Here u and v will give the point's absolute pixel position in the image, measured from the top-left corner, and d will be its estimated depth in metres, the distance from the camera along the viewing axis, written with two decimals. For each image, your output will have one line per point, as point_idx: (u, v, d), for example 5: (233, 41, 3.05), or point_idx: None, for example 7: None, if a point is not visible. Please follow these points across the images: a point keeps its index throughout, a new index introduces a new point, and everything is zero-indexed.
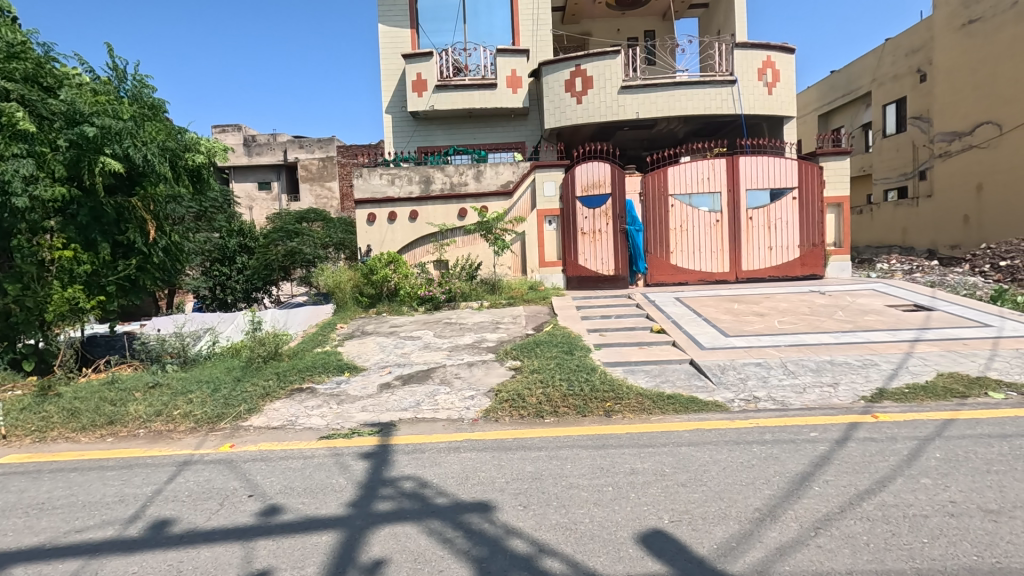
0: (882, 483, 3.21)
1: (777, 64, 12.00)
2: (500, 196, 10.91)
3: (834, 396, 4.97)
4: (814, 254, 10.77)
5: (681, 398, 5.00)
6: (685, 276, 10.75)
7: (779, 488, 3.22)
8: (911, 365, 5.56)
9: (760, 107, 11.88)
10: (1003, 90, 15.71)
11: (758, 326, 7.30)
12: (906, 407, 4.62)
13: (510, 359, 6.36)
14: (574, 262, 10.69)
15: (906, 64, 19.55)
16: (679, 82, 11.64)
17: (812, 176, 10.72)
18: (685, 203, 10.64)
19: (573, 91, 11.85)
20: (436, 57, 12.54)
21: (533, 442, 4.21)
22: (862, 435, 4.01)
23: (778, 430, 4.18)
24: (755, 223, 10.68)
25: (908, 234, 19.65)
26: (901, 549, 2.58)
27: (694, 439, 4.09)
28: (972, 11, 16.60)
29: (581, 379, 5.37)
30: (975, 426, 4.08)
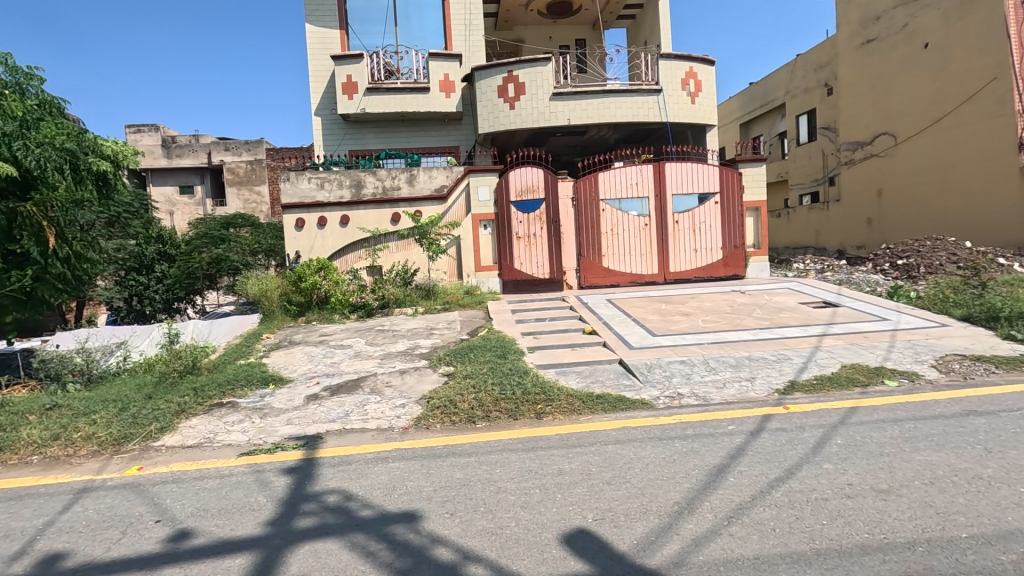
0: (790, 471, 3.42)
1: (699, 75, 12.59)
2: (434, 200, 10.81)
3: (750, 389, 5.26)
4: (735, 255, 11.35)
5: (610, 397, 5.13)
6: (617, 278, 11.05)
7: (697, 482, 3.35)
8: (818, 358, 5.96)
9: (684, 116, 12.42)
10: (897, 104, 17.25)
11: (683, 325, 7.60)
12: (814, 398, 4.94)
13: (443, 365, 6.30)
14: (509, 266, 10.77)
15: (815, 78, 21.07)
16: (608, 89, 11.99)
17: (733, 181, 11.30)
18: (615, 207, 10.95)
19: (505, 96, 11.93)
20: (367, 60, 12.31)
21: (464, 448, 4.18)
22: (774, 426, 4.26)
23: (699, 425, 4.36)
24: (681, 226, 11.13)
25: (821, 235, 21.10)
26: (804, 531, 2.75)
27: (621, 437, 4.20)
28: (870, 31, 18.11)
29: (513, 383, 5.39)
30: (873, 413, 4.43)
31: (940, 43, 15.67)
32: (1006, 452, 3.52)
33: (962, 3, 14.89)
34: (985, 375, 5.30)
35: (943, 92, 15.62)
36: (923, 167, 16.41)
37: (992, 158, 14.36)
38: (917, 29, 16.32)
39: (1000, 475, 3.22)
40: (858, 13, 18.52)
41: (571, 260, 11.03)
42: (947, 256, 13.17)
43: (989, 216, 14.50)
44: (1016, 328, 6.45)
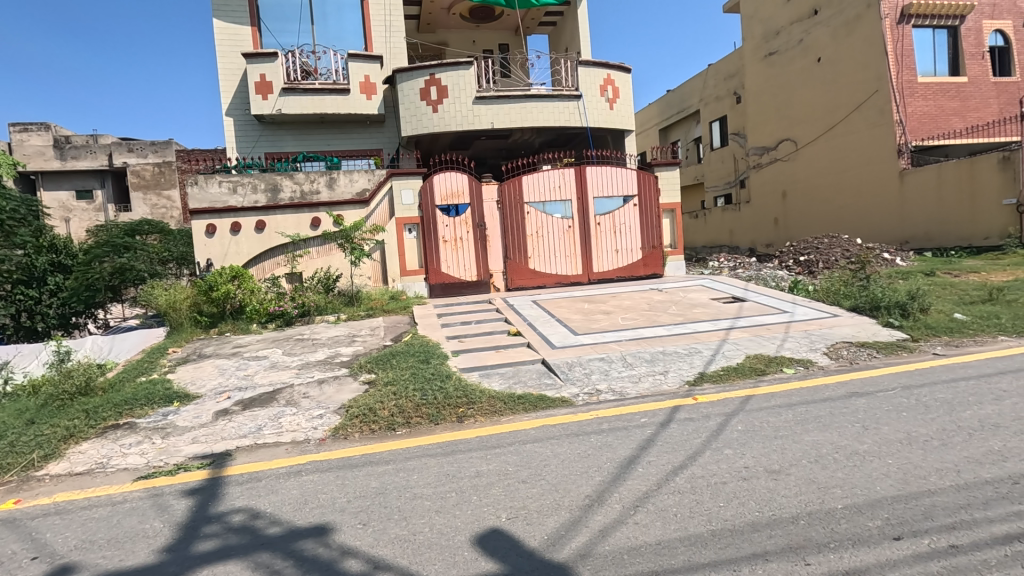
0: (693, 457, 3.62)
1: (616, 82, 13.06)
2: (356, 204, 10.53)
3: (663, 382, 5.52)
4: (654, 255, 11.85)
5: (531, 397, 5.20)
6: (543, 280, 11.25)
7: (608, 474, 3.48)
8: (725, 350, 6.34)
9: (603, 121, 12.84)
10: (796, 112, 18.69)
11: (604, 323, 7.85)
12: (721, 388, 5.25)
13: (364, 372, 6.16)
14: (436, 270, 10.71)
15: (725, 86, 22.43)
16: (530, 95, 12.18)
17: (649, 184, 11.79)
18: (539, 210, 11.15)
19: (428, 99, 11.82)
20: (282, 59, 11.86)
21: (382, 456, 4.11)
22: (683, 416, 4.49)
23: (613, 419, 4.52)
24: (602, 227, 11.49)
25: (734, 234, 22.45)
26: (702, 515, 2.91)
27: (539, 435, 4.29)
28: (772, 44, 19.51)
29: (434, 387, 5.35)
30: (770, 399, 4.77)
31: (830, 58, 17.12)
32: (880, 428, 3.90)
33: (848, 21, 16.31)
34: (869, 360, 5.84)
35: (835, 102, 17.06)
36: (820, 171, 17.86)
37: (875, 163, 15.89)
38: (812, 44, 17.73)
39: (874, 449, 3.55)
40: (761, 27, 19.93)
41: (497, 262, 11.10)
42: (841, 252, 14.42)
43: (875, 215, 16.02)
44: (894, 316, 7.16)
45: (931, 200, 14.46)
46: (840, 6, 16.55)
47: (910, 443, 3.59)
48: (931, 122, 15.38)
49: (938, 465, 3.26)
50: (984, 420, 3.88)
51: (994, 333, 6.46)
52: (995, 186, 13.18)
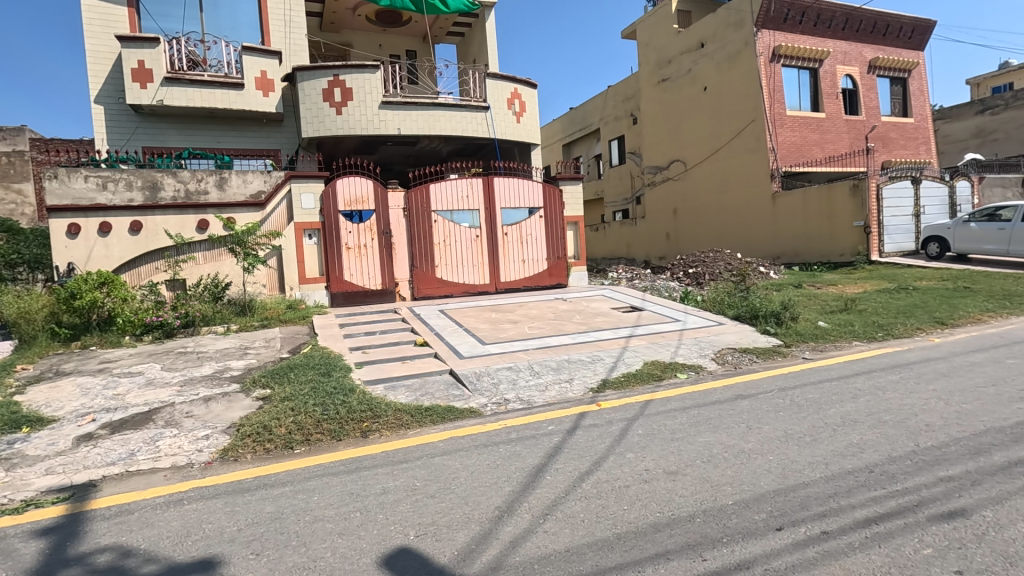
0: (598, 463, 3.74)
1: (522, 97, 13.35)
2: (250, 207, 9.82)
3: (569, 390, 5.66)
4: (558, 266, 12.20)
5: (438, 408, 5.11)
6: (450, 289, 11.16)
7: (518, 484, 3.48)
8: (625, 358, 6.65)
9: (510, 134, 13.06)
10: (685, 135, 20.23)
11: (511, 333, 7.93)
12: (622, 394, 5.48)
13: (258, 388, 5.71)
14: (338, 278, 10.27)
15: (623, 108, 23.79)
16: (438, 103, 12.11)
17: (554, 197, 12.14)
18: (447, 219, 11.07)
19: (331, 101, 11.32)
20: (164, 45, 10.87)
21: (279, 477, 3.82)
22: (588, 422, 4.63)
23: (521, 428, 4.56)
24: (509, 238, 11.64)
25: (631, 247, 23.77)
26: (608, 519, 3.00)
27: (448, 448, 4.21)
28: (665, 71, 20.99)
29: (337, 402, 5.08)
30: (667, 403, 5.07)
31: (714, 89, 18.74)
32: (762, 427, 4.27)
33: (729, 56, 17.92)
34: (749, 364, 6.40)
35: (718, 129, 18.67)
36: (706, 191, 19.46)
37: (752, 186, 17.61)
38: (699, 74, 19.29)
39: (757, 447, 3.88)
40: (656, 55, 21.39)
41: (403, 271, 10.85)
42: (724, 265, 15.80)
43: (752, 233, 17.74)
44: (770, 324, 7.91)
45: (798, 221, 16.30)
46: (722, 42, 18.17)
47: (787, 440, 3.96)
48: (797, 151, 17.30)
49: (810, 459, 3.62)
50: (845, 417, 4.38)
51: (850, 338, 7.35)
52: (848, 210, 15.08)
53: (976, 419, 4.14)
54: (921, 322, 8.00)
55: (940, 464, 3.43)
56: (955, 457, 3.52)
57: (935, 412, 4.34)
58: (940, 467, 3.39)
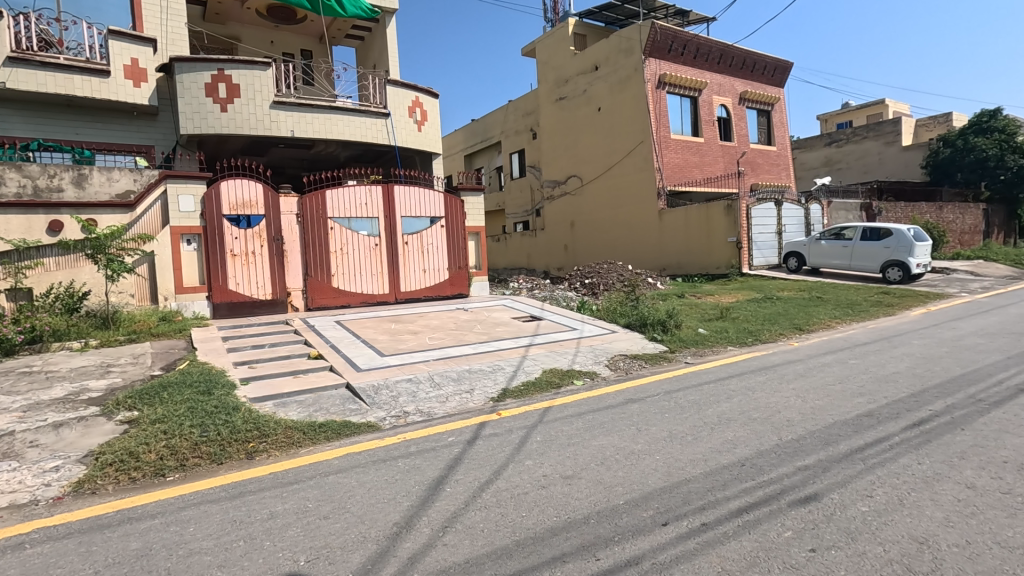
0: (498, 472, 3.77)
1: (424, 105, 13.24)
2: (116, 208, 8.90)
3: (469, 400, 5.67)
4: (460, 276, 12.19)
5: (333, 424, 4.88)
6: (347, 299, 10.75)
7: (417, 498, 3.42)
8: (525, 366, 6.80)
9: (411, 142, 12.89)
10: (581, 152, 21.20)
11: (411, 343, 7.81)
12: (521, 402, 5.58)
13: (122, 411, 5.08)
14: (222, 287, 9.51)
15: (523, 122, 24.46)
16: (335, 107, 11.68)
17: (456, 207, 12.13)
18: (344, 227, 10.67)
19: (215, 97, 10.49)
20: (9, 21, 9.54)
21: (149, 509, 3.44)
22: (487, 432, 4.66)
23: (421, 441, 4.49)
24: (410, 247, 11.44)
25: (531, 258, 24.40)
26: (507, 526, 3.03)
27: (343, 466, 4.03)
28: (562, 90, 21.88)
29: (218, 422, 4.68)
30: (564, 409, 5.25)
31: (607, 110, 19.83)
32: (649, 428, 4.56)
33: (620, 80, 19.08)
34: (639, 369, 6.82)
35: (611, 148, 19.76)
36: (600, 206, 20.51)
37: (641, 202, 18.82)
38: (593, 95, 20.35)
39: (645, 447, 4.13)
40: (554, 74, 22.25)
41: (296, 280, 10.28)
42: (617, 276, 16.70)
43: (642, 247, 18.96)
44: (657, 331, 8.50)
45: (681, 236, 17.69)
46: (614, 66, 19.30)
47: (672, 439, 4.26)
48: (681, 172, 18.79)
49: (691, 456, 3.92)
50: (721, 415, 4.80)
51: (725, 343, 8.08)
52: (723, 228, 16.59)
53: (826, 413, 4.71)
54: (783, 328, 9.00)
55: (798, 455, 3.85)
56: (811, 448, 3.98)
57: (795, 408, 4.89)
58: (798, 458, 3.81)
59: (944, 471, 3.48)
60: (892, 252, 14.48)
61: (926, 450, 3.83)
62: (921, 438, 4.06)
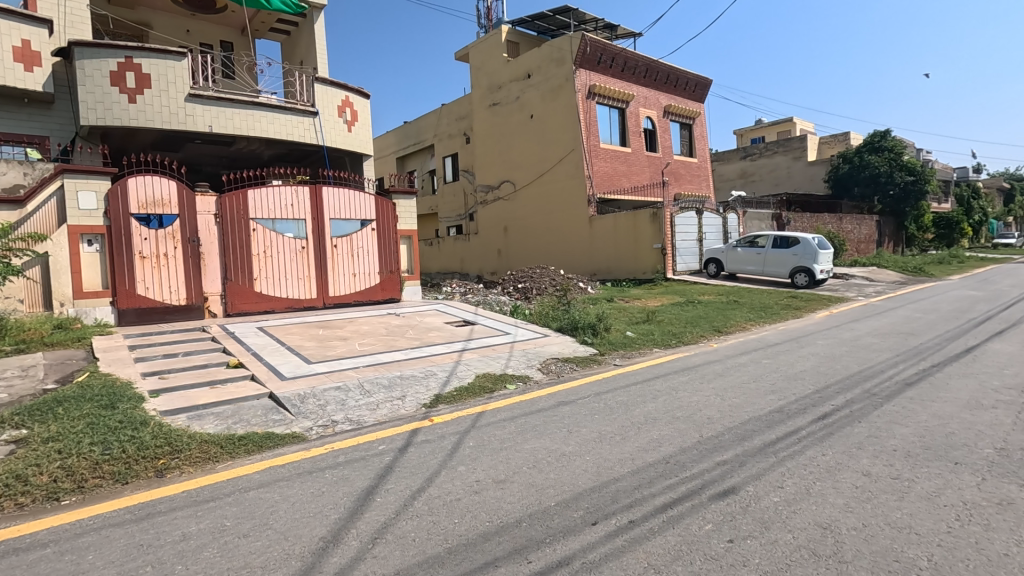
0: (430, 479, 3.72)
1: (354, 105, 12.89)
2: (2, 204, 8.00)
3: (401, 407, 5.55)
4: (391, 280, 11.96)
5: (254, 436, 4.63)
6: (270, 304, 10.25)
7: (345, 510, 3.30)
8: (458, 371, 6.75)
9: (340, 142, 12.51)
10: (513, 157, 21.41)
11: (340, 350, 7.56)
12: (454, 408, 5.53)
13: (7, 430, 4.55)
14: (129, 292, 8.80)
15: (456, 126, 24.40)
16: (258, 103, 11.14)
17: (387, 210, 11.89)
18: (267, 228, 10.17)
19: (122, 86, 9.69)
20: None
21: (41, 538, 3.11)
22: (420, 438, 4.58)
23: (350, 450, 4.35)
24: (339, 251, 11.07)
25: (465, 262, 24.34)
26: (439, 534, 2.99)
27: (265, 480, 3.83)
28: (495, 96, 22.03)
29: (123, 438, 4.31)
30: (497, 413, 5.25)
31: (539, 117, 20.17)
32: (580, 430, 4.65)
33: (551, 88, 19.47)
34: (570, 372, 6.96)
35: (543, 154, 20.11)
36: (532, 211, 20.80)
37: (572, 208, 19.26)
38: (526, 102, 20.64)
39: (576, 449, 4.21)
40: (487, 79, 22.37)
41: (213, 284, 9.68)
42: (549, 281, 16.97)
43: (572, 252, 19.41)
44: (587, 334, 8.70)
45: (610, 242, 18.28)
46: (546, 75, 19.68)
47: (602, 440, 4.37)
48: (610, 180, 19.41)
49: (619, 455, 4.04)
50: (648, 415, 4.98)
51: (650, 346, 8.41)
52: (649, 234, 17.30)
53: (743, 410, 5.01)
54: (704, 330, 9.48)
55: (716, 451, 4.06)
56: (729, 443, 4.21)
57: (713, 406, 5.17)
58: (717, 453, 4.02)
59: (845, 461, 3.79)
60: (799, 258, 15.64)
61: (829, 442, 4.15)
62: (825, 430, 4.41)
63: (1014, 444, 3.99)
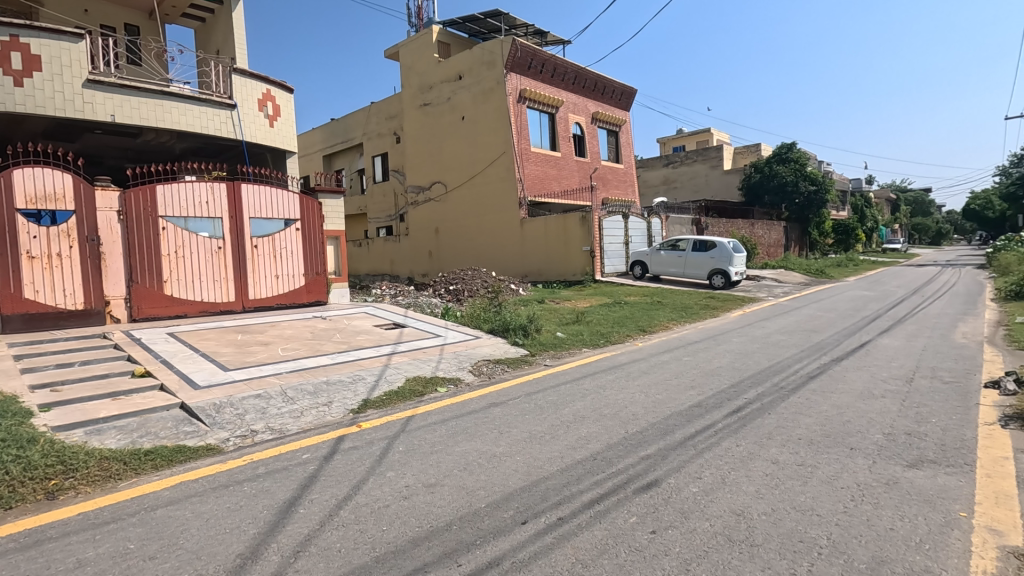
0: (357, 487, 3.61)
1: (277, 99, 12.30)
2: None
3: (327, 414, 5.36)
4: (317, 282, 11.53)
5: (163, 450, 4.31)
6: (182, 308, 9.59)
7: (264, 524, 3.14)
8: (387, 375, 6.61)
9: (261, 137, 11.90)
10: (445, 159, 21.27)
11: (261, 356, 7.18)
12: (383, 413, 5.41)
13: None
14: (14, 296, 7.89)
15: (386, 125, 23.93)
16: (169, 93, 10.39)
17: (312, 209, 11.44)
18: (179, 226, 9.53)
19: (7, 67, 8.69)
20: None
21: None
22: (346, 445, 4.43)
23: (271, 461, 4.14)
24: (260, 251, 10.53)
25: (395, 264, 23.85)
26: (366, 543, 2.91)
27: (175, 496, 3.57)
28: (426, 96, 21.81)
29: (7, 458, 3.86)
30: (427, 417, 5.18)
31: (471, 119, 20.15)
32: (511, 430, 4.68)
33: (483, 91, 19.52)
34: (501, 374, 7.00)
35: (475, 156, 20.11)
36: (464, 213, 20.74)
37: (503, 210, 19.38)
38: (457, 104, 20.57)
39: (506, 449, 4.23)
40: (418, 79, 22.10)
41: (116, 286, 8.92)
42: (481, 283, 16.98)
43: (504, 254, 19.53)
44: (519, 335, 8.78)
45: (541, 244, 18.55)
46: (477, 77, 19.71)
47: (532, 440, 4.42)
48: (540, 183, 19.71)
49: (549, 454, 4.10)
50: (576, 414, 5.10)
51: (579, 346, 8.62)
52: (579, 237, 17.71)
53: (665, 406, 5.23)
54: (630, 330, 9.84)
55: (641, 446, 4.22)
56: (652, 438, 4.37)
57: (638, 403, 5.37)
58: (641, 448, 4.17)
59: (756, 450, 4.05)
60: (716, 261, 16.58)
61: (742, 433, 4.42)
62: (738, 423, 4.69)
63: (900, 429, 4.43)
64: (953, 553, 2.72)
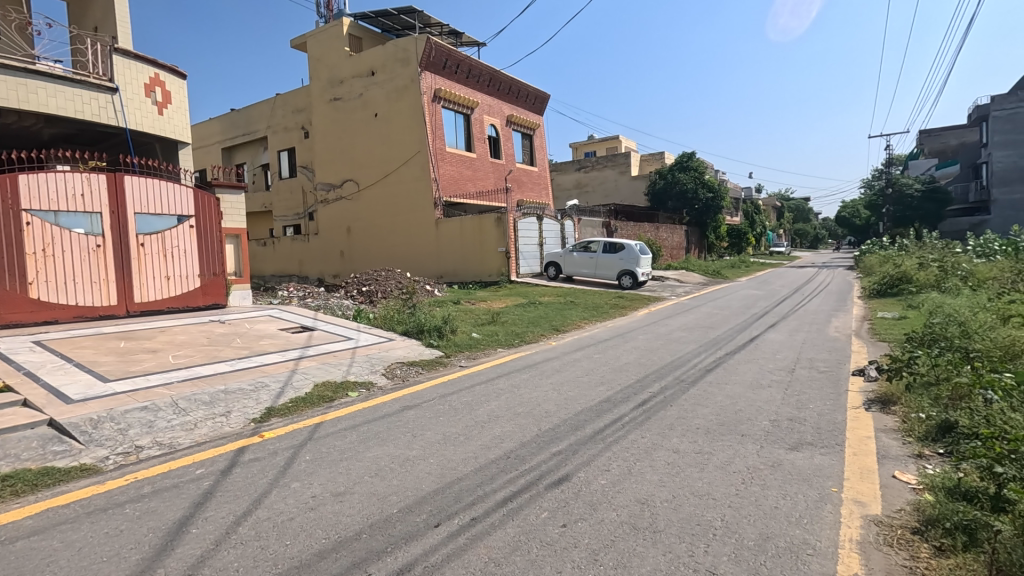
0: (258, 501, 3.39)
1: (166, 85, 11.30)
2: None
3: (225, 424, 5.00)
4: (214, 284, 10.75)
5: (25, 475, 3.80)
6: (52, 313, 8.53)
7: (150, 548, 2.87)
8: (294, 381, 6.28)
9: (148, 126, 10.88)
10: (356, 156, 20.59)
11: (148, 364, 6.56)
12: (288, 421, 5.13)
13: None
14: None
15: (293, 119, 22.78)
16: (35, 71, 9.21)
17: (209, 205, 10.66)
18: (47, 222, 8.47)
19: None
20: None
21: None
22: (247, 457, 4.15)
23: (158, 479, 3.79)
24: (147, 250, 9.63)
25: (303, 264, 22.71)
26: (267, 560, 2.74)
27: (40, 526, 3.16)
28: (336, 91, 21.00)
29: None
30: (336, 423, 4.98)
31: (384, 117, 19.65)
32: (424, 433, 4.61)
33: (396, 88, 19.12)
34: (415, 376, 6.88)
35: (388, 155, 19.65)
36: (377, 213, 20.19)
37: (418, 210, 19.08)
38: (370, 100, 19.99)
39: (419, 452, 4.16)
40: (327, 72, 21.23)
41: None
42: (395, 284, 16.64)
43: (419, 254, 19.25)
44: (433, 337, 8.69)
45: (456, 245, 18.46)
46: (390, 74, 19.27)
47: (446, 442, 4.38)
48: (455, 184, 19.63)
49: (463, 455, 4.08)
50: (490, 414, 5.12)
51: (494, 346, 8.67)
52: (494, 238, 17.82)
53: (576, 402, 5.39)
54: (544, 329, 10.05)
55: (553, 443, 4.31)
56: (563, 434, 4.48)
57: (551, 400, 5.49)
58: (553, 445, 4.26)
59: (659, 441, 4.28)
60: (624, 262, 17.35)
61: (646, 426, 4.65)
62: (644, 415, 4.93)
63: (784, 415, 4.87)
64: (827, 525, 3.02)
